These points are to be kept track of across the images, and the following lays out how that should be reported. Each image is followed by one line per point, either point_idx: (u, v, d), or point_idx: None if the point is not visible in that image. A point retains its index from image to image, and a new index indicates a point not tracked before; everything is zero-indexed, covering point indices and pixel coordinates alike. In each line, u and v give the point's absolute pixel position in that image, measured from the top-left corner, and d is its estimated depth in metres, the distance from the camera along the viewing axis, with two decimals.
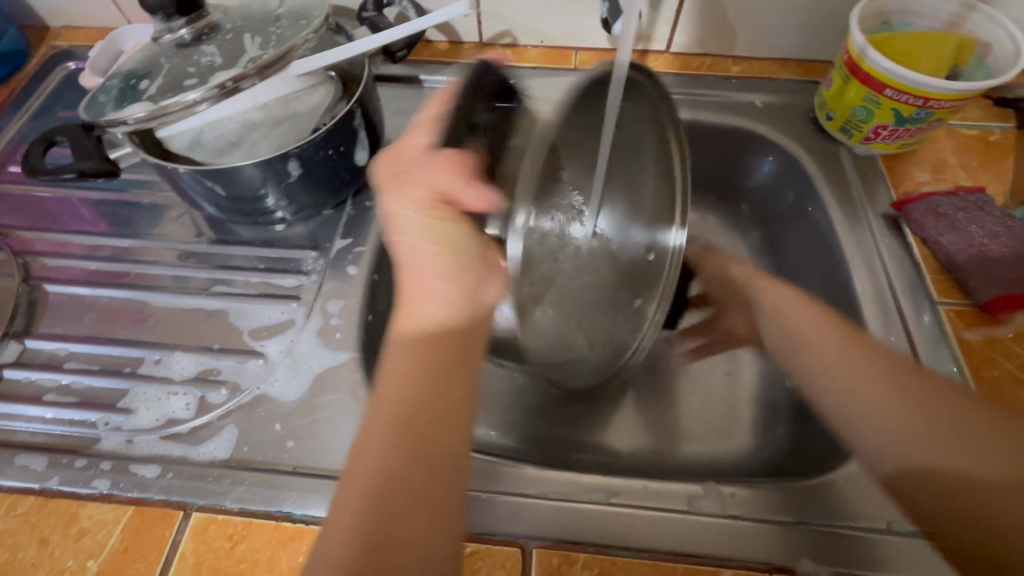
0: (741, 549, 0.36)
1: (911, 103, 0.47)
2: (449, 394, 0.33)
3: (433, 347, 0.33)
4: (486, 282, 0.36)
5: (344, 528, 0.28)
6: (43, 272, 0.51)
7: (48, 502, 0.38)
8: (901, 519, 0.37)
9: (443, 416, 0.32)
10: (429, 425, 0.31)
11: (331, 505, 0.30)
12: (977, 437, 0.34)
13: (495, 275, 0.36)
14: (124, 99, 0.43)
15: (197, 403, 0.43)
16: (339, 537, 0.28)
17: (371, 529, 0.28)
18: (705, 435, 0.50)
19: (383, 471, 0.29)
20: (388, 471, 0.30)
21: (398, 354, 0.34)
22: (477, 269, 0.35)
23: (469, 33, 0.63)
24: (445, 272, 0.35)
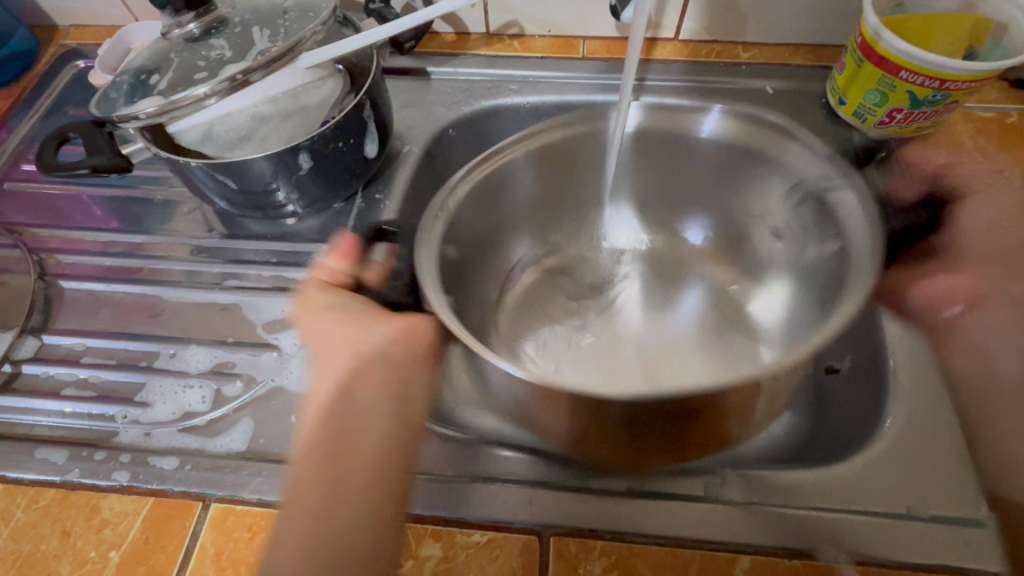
0: (759, 535, 0.35)
1: (927, 85, 0.46)
2: (356, 422, 0.35)
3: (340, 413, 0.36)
4: (378, 323, 0.38)
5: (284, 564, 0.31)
6: (57, 269, 0.51)
7: (69, 494, 0.38)
8: (920, 504, 0.37)
9: (354, 442, 0.35)
10: (338, 455, 0.34)
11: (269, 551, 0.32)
12: None
13: (387, 316, 0.39)
14: (135, 94, 0.43)
15: (213, 396, 0.43)
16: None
17: (307, 557, 0.31)
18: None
19: (312, 507, 0.32)
20: (305, 506, 0.32)
21: (315, 432, 0.35)
22: (364, 316, 0.39)
23: (476, 24, 0.63)
24: (337, 338, 0.38)
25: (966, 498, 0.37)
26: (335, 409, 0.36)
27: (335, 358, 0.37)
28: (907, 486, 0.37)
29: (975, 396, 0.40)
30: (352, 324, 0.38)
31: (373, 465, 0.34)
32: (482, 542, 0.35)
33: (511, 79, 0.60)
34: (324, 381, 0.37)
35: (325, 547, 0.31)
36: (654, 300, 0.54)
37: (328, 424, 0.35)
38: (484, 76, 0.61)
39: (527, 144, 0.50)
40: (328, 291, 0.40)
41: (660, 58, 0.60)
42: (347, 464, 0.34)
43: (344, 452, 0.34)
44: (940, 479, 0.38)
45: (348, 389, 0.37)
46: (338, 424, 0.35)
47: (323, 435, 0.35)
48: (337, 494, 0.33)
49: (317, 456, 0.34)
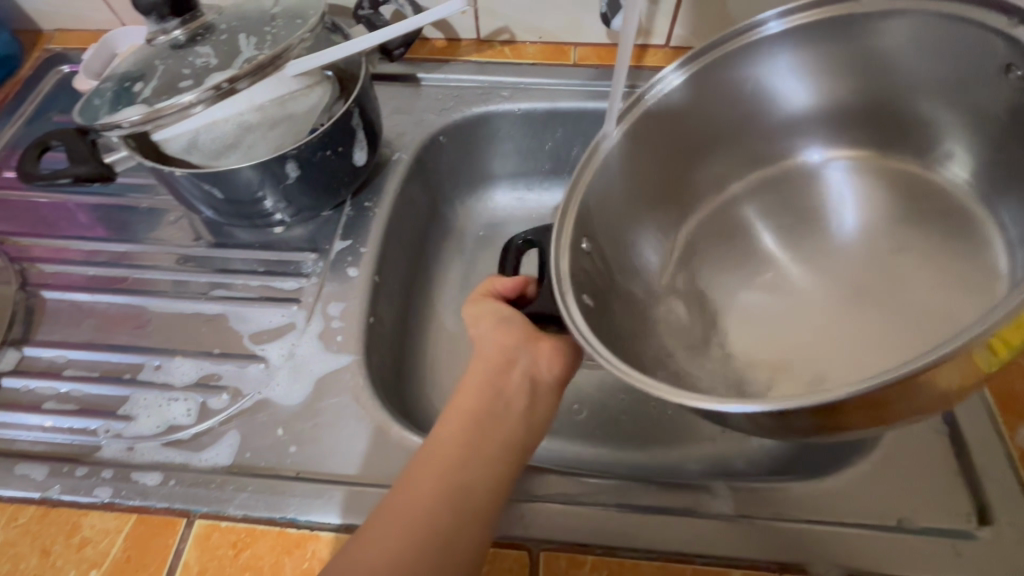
0: (751, 548, 0.35)
1: None
2: (494, 428, 0.34)
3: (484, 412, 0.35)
4: (529, 352, 0.38)
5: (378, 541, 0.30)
6: (40, 278, 0.50)
7: (49, 511, 0.37)
8: (911, 516, 0.37)
9: (483, 447, 0.34)
10: (466, 456, 0.33)
11: (369, 520, 0.31)
12: None
13: (536, 351, 0.38)
14: (119, 102, 0.43)
15: (198, 409, 0.43)
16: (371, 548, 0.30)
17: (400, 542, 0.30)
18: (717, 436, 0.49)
19: (429, 493, 0.31)
20: (422, 488, 0.32)
21: (459, 419, 0.35)
22: (519, 339, 0.38)
23: (467, 30, 0.62)
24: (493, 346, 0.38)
25: (956, 510, 0.37)
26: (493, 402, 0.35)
27: (482, 360, 0.37)
28: (898, 498, 0.37)
29: (965, 405, 0.40)
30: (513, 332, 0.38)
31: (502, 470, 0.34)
32: None
33: (501, 86, 0.60)
34: (484, 363, 0.37)
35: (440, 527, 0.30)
36: (810, 256, 0.43)
37: (482, 408, 0.35)
38: (474, 83, 0.60)
39: (607, 152, 0.42)
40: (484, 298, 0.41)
41: (651, 65, 0.60)
42: (475, 462, 0.33)
43: (487, 446, 0.34)
44: (931, 491, 0.37)
45: (502, 395, 0.36)
46: (481, 422, 0.34)
47: (475, 416, 0.35)
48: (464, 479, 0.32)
49: (464, 439, 0.34)
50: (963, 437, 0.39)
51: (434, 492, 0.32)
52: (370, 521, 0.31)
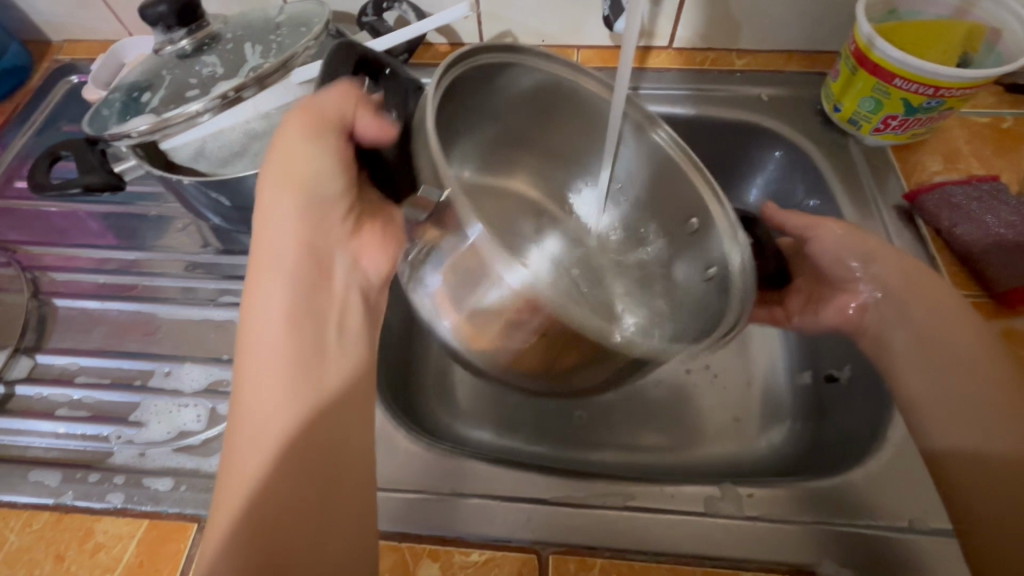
0: (759, 549, 0.35)
1: (921, 92, 0.46)
2: (319, 367, 0.36)
3: (301, 343, 0.36)
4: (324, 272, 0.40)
5: (230, 526, 0.31)
6: (51, 286, 0.51)
7: (63, 517, 0.38)
8: (923, 516, 0.36)
9: (317, 390, 0.35)
10: (307, 418, 0.34)
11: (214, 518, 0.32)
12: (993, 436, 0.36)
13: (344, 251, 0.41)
14: (128, 112, 0.43)
15: (208, 415, 0.43)
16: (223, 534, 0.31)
17: (263, 520, 0.31)
18: (722, 436, 0.50)
19: (277, 465, 0.32)
20: (264, 460, 0.32)
21: (275, 364, 0.35)
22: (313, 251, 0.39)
23: (470, 35, 0.63)
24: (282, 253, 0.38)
25: None
26: (308, 335, 0.37)
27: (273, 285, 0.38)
28: (910, 498, 0.37)
29: None
30: (326, 226, 0.40)
31: (339, 400, 0.36)
32: (480, 562, 0.35)
33: None
34: (286, 292, 0.37)
35: (305, 477, 0.33)
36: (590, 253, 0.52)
37: (298, 354, 0.36)
38: None
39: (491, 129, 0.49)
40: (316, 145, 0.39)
41: (654, 67, 0.60)
42: (322, 418, 0.35)
43: (319, 376, 0.36)
44: None
45: (319, 314, 0.38)
46: (299, 359, 0.36)
47: (292, 353, 0.36)
48: (304, 425, 0.34)
49: (286, 376, 0.35)
50: None
51: (280, 462, 0.33)
52: (216, 512, 0.32)
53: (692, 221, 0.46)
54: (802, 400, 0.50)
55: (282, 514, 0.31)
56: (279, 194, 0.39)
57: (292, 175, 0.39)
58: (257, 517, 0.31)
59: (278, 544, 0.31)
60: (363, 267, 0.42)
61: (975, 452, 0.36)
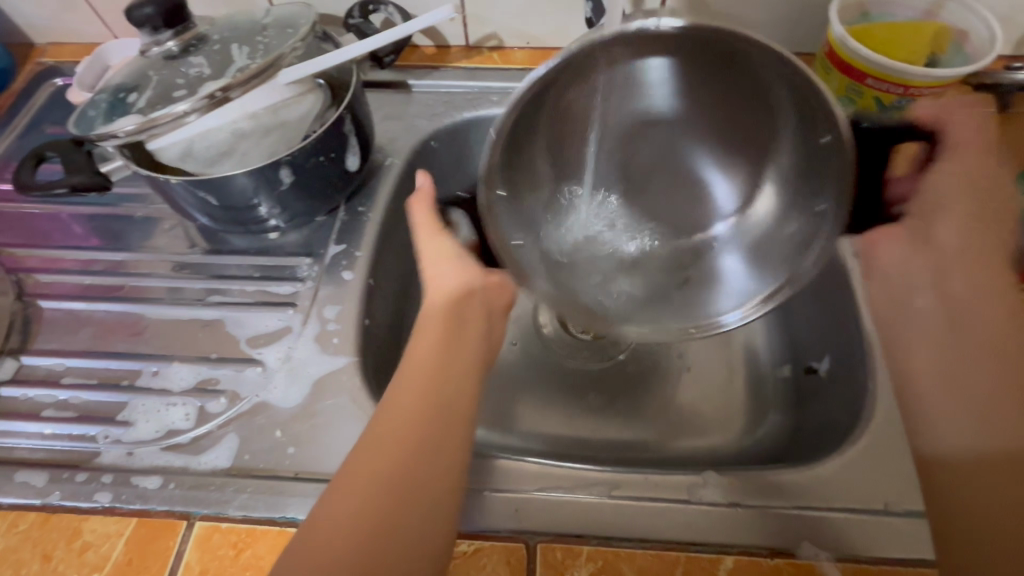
0: (740, 535, 0.36)
1: (891, 91, 0.48)
2: (452, 360, 0.37)
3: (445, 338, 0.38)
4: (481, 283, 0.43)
5: (353, 488, 0.31)
6: (36, 288, 0.51)
7: (50, 517, 0.38)
8: (897, 499, 0.38)
9: (447, 388, 0.36)
10: (437, 400, 0.35)
11: (333, 480, 0.32)
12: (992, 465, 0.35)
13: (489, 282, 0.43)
14: (114, 113, 0.43)
15: (196, 413, 0.43)
16: (346, 496, 0.31)
17: (379, 494, 0.31)
18: (708, 429, 0.51)
19: (409, 441, 0.33)
20: (397, 431, 0.33)
21: (426, 350, 0.37)
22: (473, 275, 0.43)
23: (455, 37, 0.63)
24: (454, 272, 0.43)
25: None
26: (453, 352, 0.38)
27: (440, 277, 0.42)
28: (884, 481, 0.38)
29: None
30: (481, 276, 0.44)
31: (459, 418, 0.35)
32: (470, 552, 0.35)
33: (491, 91, 0.61)
34: (441, 316, 0.39)
35: (405, 471, 0.32)
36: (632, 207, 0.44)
37: (440, 342, 0.38)
38: (464, 89, 0.61)
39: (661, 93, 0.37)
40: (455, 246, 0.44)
41: None
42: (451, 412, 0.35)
43: (447, 375, 0.36)
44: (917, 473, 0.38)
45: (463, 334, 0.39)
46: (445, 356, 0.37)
47: (439, 365, 0.37)
48: (426, 427, 0.34)
49: (427, 386, 0.35)
50: None
51: (410, 436, 0.33)
52: (340, 476, 0.32)
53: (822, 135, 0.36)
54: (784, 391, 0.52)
55: (400, 493, 0.31)
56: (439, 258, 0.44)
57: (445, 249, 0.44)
58: (377, 487, 0.31)
59: (384, 522, 0.30)
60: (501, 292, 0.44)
61: (958, 460, 0.37)
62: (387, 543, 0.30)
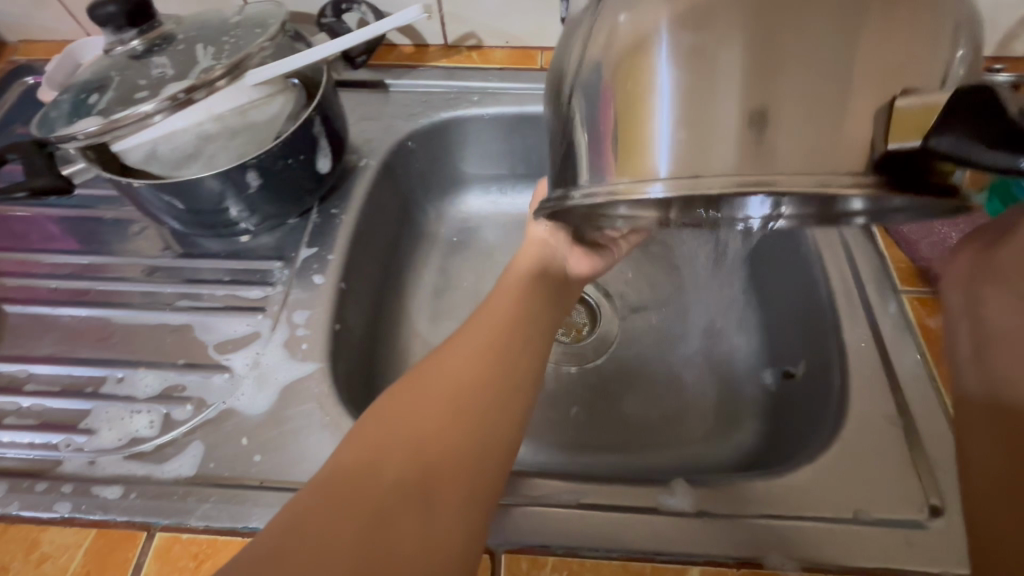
0: (708, 545, 0.36)
1: None
2: (535, 325, 0.41)
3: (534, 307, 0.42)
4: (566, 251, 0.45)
5: (435, 395, 0.34)
6: (1, 292, 0.50)
7: (8, 527, 0.37)
8: (867, 507, 0.37)
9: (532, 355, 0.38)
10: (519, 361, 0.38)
11: (423, 385, 0.35)
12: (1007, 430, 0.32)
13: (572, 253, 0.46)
14: (76, 114, 0.42)
15: (161, 421, 0.42)
16: (428, 399, 0.34)
17: (455, 407, 0.34)
18: (686, 430, 0.51)
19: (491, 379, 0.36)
20: (483, 367, 0.36)
21: (515, 311, 0.41)
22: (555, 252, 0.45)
23: (434, 36, 0.63)
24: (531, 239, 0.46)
25: (908, 499, 0.37)
26: (534, 308, 0.42)
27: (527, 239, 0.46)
28: (855, 490, 0.38)
29: (917, 394, 0.41)
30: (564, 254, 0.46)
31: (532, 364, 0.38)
32: None
33: (469, 91, 0.60)
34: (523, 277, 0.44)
35: (470, 391, 0.35)
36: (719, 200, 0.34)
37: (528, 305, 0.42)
38: (442, 88, 0.61)
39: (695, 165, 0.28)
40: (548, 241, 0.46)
41: None
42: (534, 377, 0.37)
43: (531, 337, 0.39)
44: (887, 481, 0.38)
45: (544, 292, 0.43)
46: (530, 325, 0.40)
47: (522, 317, 0.41)
48: (504, 363, 0.37)
49: (508, 331, 0.39)
50: (915, 431, 0.40)
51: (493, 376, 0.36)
52: (431, 383, 0.35)
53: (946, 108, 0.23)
54: (761, 395, 0.52)
55: (478, 419, 0.34)
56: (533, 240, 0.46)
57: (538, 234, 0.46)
58: (454, 399, 0.34)
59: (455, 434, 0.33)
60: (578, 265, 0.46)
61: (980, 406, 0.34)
62: (445, 451, 0.32)
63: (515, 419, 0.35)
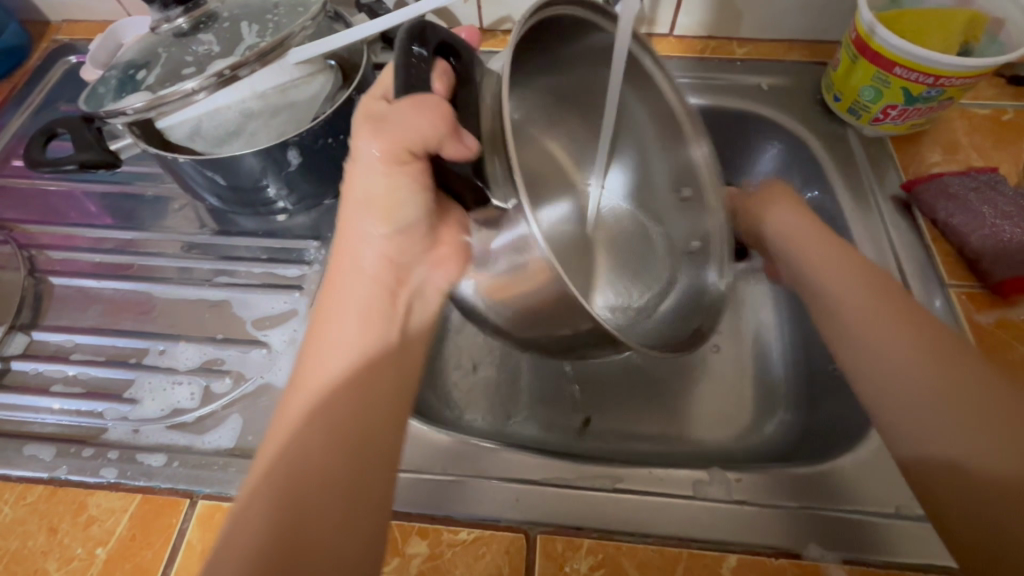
0: (745, 533, 0.35)
1: (921, 81, 0.46)
2: (376, 361, 0.35)
3: (369, 336, 0.36)
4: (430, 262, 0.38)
5: (262, 497, 0.30)
6: (47, 264, 0.51)
7: (57, 490, 0.38)
8: (909, 503, 0.37)
9: (368, 391, 0.34)
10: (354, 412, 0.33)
11: (247, 495, 0.31)
12: (971, 424, 0.33)
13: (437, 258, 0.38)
14: (124, 89, 0.43)
15: (201, 393, 0.43)
16: (254, 505, 0.30)
17: (283, 510, 0.30)
18: (672, 415, 0.51)
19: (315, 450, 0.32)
20: (309, 442, 0.32)
21: (343, 349, 0.35)
22: (418, 246, 0.38)
23: (469, 20, 0.62)
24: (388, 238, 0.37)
25: None
26: (355, 367, 0.34)
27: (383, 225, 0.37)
28: (897, 484, 0.37)
29: None
30: (412, 245, 0.38)
31: (354, 435, 0.33)
32: (468, 540, 0.35)
33: None
34: (338, 342, 0.35)
35: (286, 534, 0.29)
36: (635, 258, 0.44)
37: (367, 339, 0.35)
38: None
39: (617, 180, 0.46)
40: (399, 172, 0.35)
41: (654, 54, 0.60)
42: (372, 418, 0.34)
43: (367, 378, 0.35)
44: None
45: (382, 341, 0.36)
46: (350, 360, 0.34)
47: (343, 392, 0.34)
48: (309, 472, 0.31)
49: (322, 413, 0.33)
50: None
51: (325, 450, 0.32)
52: (257, 481, 0.31)
53: (683, 191, 0.47)
54: (796, 388, 0.51)
55: (312, 504, 0.30)
56: (351, 206, 0.37)
57: (357, 195, 0.36)
58: (279, 502, 0.30)
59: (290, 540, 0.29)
60: (436, 279, 0.39)
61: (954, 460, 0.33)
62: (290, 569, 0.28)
63: (347, 505, 0.31)
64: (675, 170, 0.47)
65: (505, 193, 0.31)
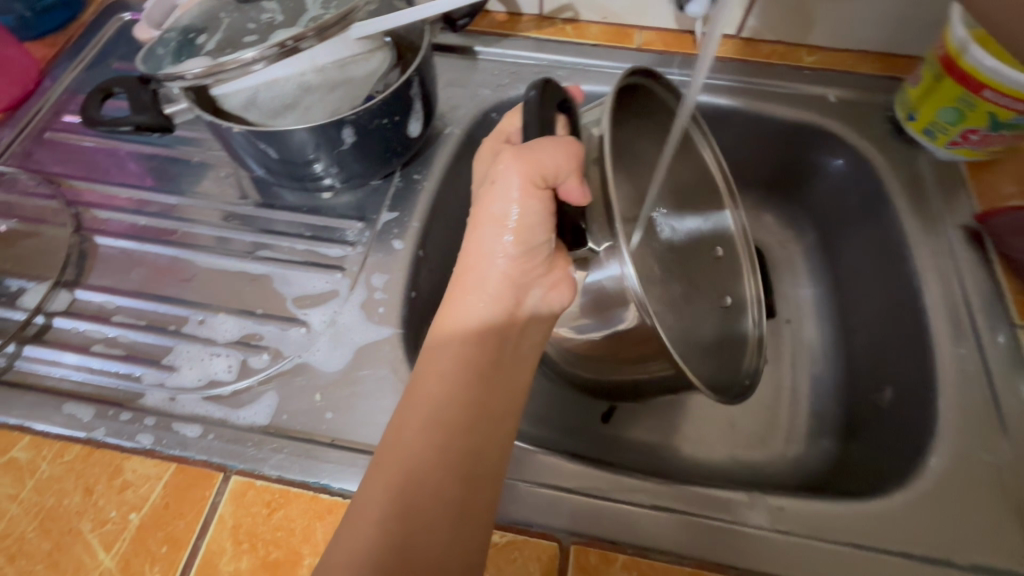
0: (786, 564, 0.34)
1: (1010, 107, 0.43)
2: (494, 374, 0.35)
3: (480, 345, 0.35)
4: (543, 283, 0.38)
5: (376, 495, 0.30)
6: (93, 223, 0.51)
7: (93, 452, 0.38)
8: (961, 550, 0.35)
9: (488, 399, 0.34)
10: (467, 431, 0.32)
11: (357, 493, 0.31)
12: None
13: (552, 280, 0.39)
14: (182, 53, 0.42)
15: (239, 366, 0.43)
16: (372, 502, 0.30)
17: (396, 510, 0.29)
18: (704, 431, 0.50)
19: (439, 451, 0.31)
20: (431, 443, 0.31)
21: (450, 348, 0.35)
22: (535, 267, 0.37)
23: (529, 5, 0.60)
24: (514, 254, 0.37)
25: (1009, 550, 0.35)
26: (469, 387, 0.33)
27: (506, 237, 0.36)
28: (950, 529, 0.36)
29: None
30: (531, 265, 0.37)
31: (467, 454, 0.32)
32: (500, 544, 0.34)
33: (561, 65, 0.58)
34: (456, 358, 0.34)
35: (394, 547, 0.28)
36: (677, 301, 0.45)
37: (486, 358, 0.35)
38: (532, 60, 0.59)
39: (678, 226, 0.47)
40: (533, 194, 0.35)
41: (719, 55, 0.57)
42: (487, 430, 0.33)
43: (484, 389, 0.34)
44: (988, 528, 0.36)
45: (497, 365, 0.35)
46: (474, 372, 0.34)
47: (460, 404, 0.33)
48: (427, 488, 0.30)
49: (436, 420, 0.32)
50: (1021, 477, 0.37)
51: (443, 452, 0.31)
52: (373, 475, 0.31)
53: (718, 250, 0.50)
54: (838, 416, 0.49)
55: (428, 509, 0.30)
56: (483, 221, 0.37)
57: (491, 211, 0.37)
58: (393, 506, 0.30)
59: (401, 544, 0.28)
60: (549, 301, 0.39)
61: None
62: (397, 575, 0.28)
63: (454, 531, 0.30)
64: (712, 231, 0.50)
65: (601, 237, 0.37)
